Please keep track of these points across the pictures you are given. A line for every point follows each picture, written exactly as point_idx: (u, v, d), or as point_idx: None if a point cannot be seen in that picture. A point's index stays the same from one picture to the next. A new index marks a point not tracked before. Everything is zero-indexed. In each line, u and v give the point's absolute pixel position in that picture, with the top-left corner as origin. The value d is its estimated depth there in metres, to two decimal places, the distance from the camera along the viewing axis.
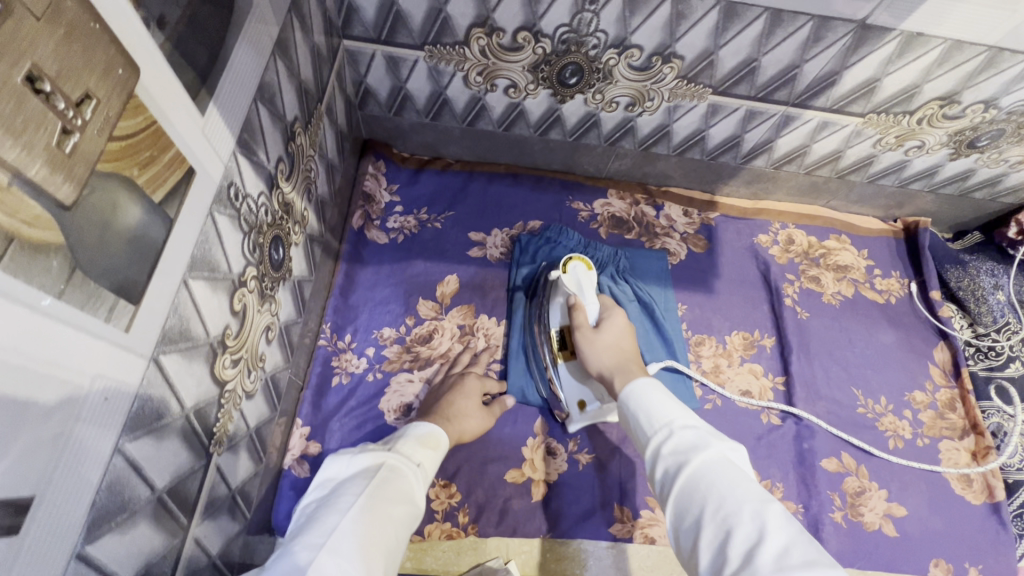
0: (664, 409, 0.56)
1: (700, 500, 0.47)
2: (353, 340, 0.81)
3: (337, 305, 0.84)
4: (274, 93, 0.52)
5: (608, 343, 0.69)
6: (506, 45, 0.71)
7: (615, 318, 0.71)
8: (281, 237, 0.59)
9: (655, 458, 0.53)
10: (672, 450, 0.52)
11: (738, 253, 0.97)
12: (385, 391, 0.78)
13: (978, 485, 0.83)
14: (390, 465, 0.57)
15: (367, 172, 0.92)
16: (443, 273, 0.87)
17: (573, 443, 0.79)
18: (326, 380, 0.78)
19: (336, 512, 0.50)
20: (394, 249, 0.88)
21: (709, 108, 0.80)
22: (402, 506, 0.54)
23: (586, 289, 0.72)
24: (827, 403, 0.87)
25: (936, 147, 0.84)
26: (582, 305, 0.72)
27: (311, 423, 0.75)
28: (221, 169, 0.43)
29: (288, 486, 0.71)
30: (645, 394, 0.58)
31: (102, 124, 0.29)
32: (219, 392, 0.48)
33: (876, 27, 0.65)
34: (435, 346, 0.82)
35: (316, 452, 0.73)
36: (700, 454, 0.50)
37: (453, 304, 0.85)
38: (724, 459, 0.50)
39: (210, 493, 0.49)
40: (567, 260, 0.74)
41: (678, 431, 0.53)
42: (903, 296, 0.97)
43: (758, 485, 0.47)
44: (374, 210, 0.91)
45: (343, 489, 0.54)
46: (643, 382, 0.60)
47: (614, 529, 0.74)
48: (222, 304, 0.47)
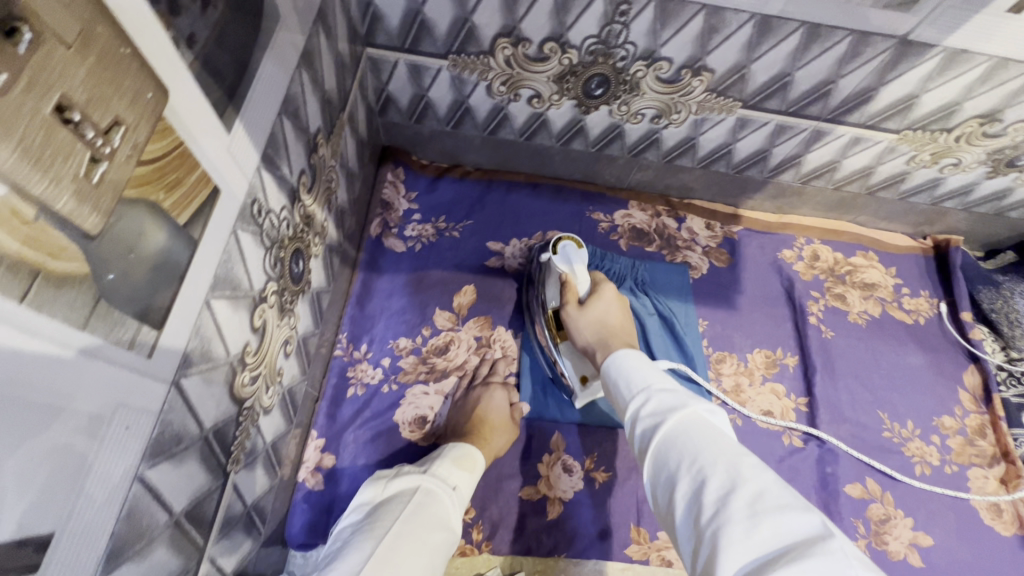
0: (643, 375, 0.55)
1: (674, 456, 0.46)
2: (369, 350, 0.81)
3: (353, 314, 0.83)
4: (298, 106, 0.52)
5: (595, 319, 0.69)
6: (532, 56, 0.70)
7: (604, 295, 0.70)
8: (301, 250, 0.58)
9: (633, 420, 0.52)
10: (648, 411, 0.51)
11: (762, 268, 0.95)
12: (400, 402, 0.77)
13: (1008, 515, 0.80)
14: (426, 489, 0.58)
15: (385, 179, 0.91)
16: (460, 283, 0.86)
17: (589, 461, 0.77)
18: (341, 391, 0.78)
19: (371, 540, 0.52)
20: (412, 258, 0.87)
21: (738, 121, 0.78)
22: (438, 533, 0.55)
23: (578, 267, 0.73)
24: (851, 426, 0.85)
25: (973, 165, 0.81)
26: (572, 283, 0.73)
27: (326, 435, 0.75)
28: (245, 186, 0.43)
29: (302, 498, 0.70)
30: (626, 364, 0.57)
31: (131, 150, 0.28)
32: (238, 410, 0.47)
33: (918, 43, 0.62)
34: (451, 358, 0.81)
35: (330, 464, 0.73)
36: (675, 411, 0.49)
37: (470, 315, 0.84)
38: (701, 416, 0.48)
39: (227, 512, 0.48)
40: (559, 240, 0.76)
41: (656, 392, 0.52)
42: (932, 317, 0.94)
43: (734, 438, 0.46)
44: (392, 218, 0.90)
45: (380, 513, 0.56)
46: (625, 354, 0.59)
47: (630, 551, 0.73)
48: (243, 321, 0.46)
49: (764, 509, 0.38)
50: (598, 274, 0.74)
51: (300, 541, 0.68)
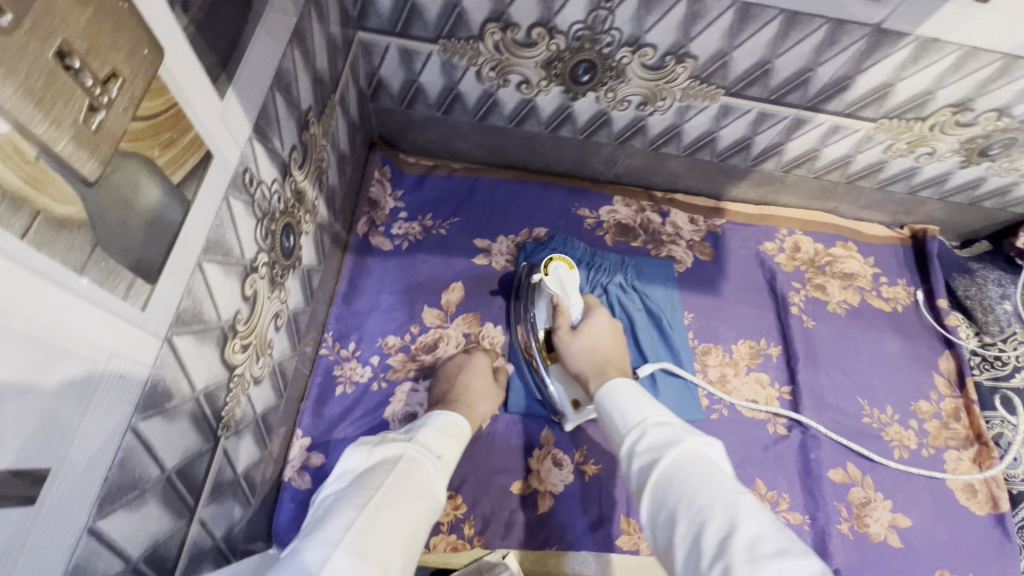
0: (638, 409, 0.57)
1: (672, 495, 0.47)
2: (358, 348, 0.81)
3: (340, 312, 0.83)
4: (290, 81, 0.53)
5: (589, 342, 0.74)
6: (520, 41, 0.72)
7: (596, 318, 0.76)
8: (292, 225, 0.59)
9: (630, 455, 0.54)
10: (646, 446, 0.53)
11: (745, 260, 0.97)
12: (389, 400, 0.77)
13: (982, 495, 0.83)
14: (409, 457, 0.60)
15: (373, 177, 0.92)
16: (448, 280, 0.88)
17: (579, 454, 0.79)
18: (327, 390, 0.77)
19: (353, 507, 0.52)
20: (399, 256, 0.88)
21: (721, 109, 0.80)
22: (421, 500, 0.56)
23: (569, 291, 0.78)
24: (833, 412, 0.87)
25: (947, 154, 0.84)
26: (565, 307, 0.77)
27: (312, 434, 0.73)
28: (237, 155, 0.44)
29: (289, 497, 0.69)
30: (622, 396, 0.60)
31: (128, 102, 0.29)
32: (229, 375, 0.49)
33: (891, 32, 0.65)
34: (440, 355, 0.82)
35: (318, 463, 0.71)
36: (671, 446, 0.51)
37: (458, 312, 0.86)
38: (697, 452, 0.50)
39: (217, 477, 0.49)
40: (551, 261, 0.78)
41: (651, 427, 0.54)
42: (909, 304, 0.97)
43: (730, 476, 0.48)
44: (378, 216, 0.90)
45: (363, 480, 0.56)
46: (619, 384, 0.62)
47: (620, 541, 0.74)
48: (234, 288, 0.47)
49: (762, 549, 0.40)
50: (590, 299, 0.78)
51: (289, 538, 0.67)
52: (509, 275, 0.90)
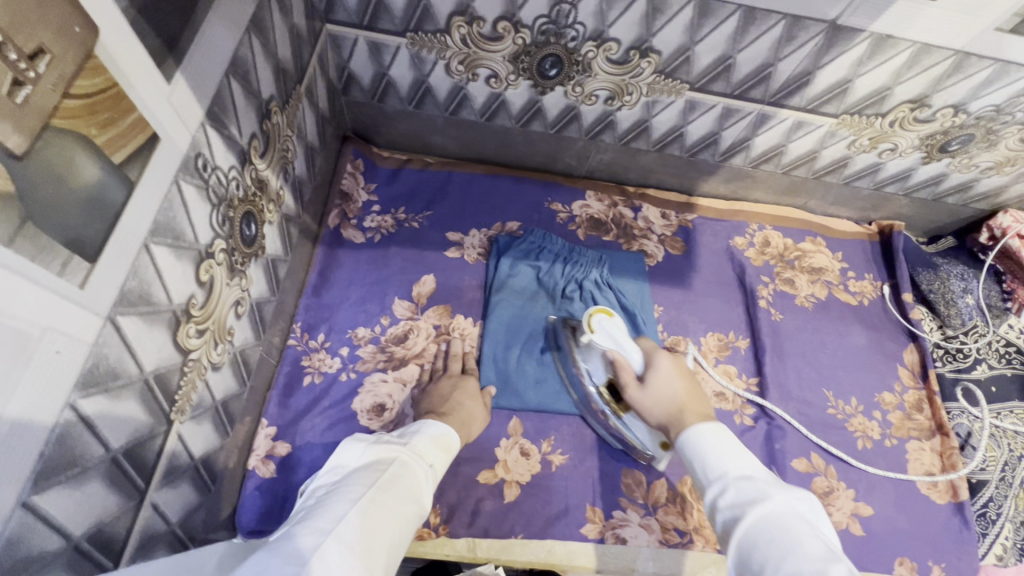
0: (720, 459, 0.56)
1: (756, 553, 0.46)
2: (327, 340, 0.81)
3: (309, 303, 0.83)
4: (248, 69, 0.53)
5: (659, 397, 0.69)
6: (487, 35, 0.73)
7: (660, 366, 0.71)
8: (253, 214, 0.60)
9: (713, 508, 0.53)
10: (729, 501, 0.51)
11: (715, 254, 0.99)
12: (358, 390, 0.78)
13: (943, 484, 0.84)
14: (403, 460, 0.59)
15: (345, 169, 0.92)
16: (420, 273, 0.88)
17: (546, 444, 0.80)
18: (295, 380, 0.77)
19: (346, 501, 0.51)
20: (371, 248, 0.89)
21: (687, 104, 0.81)
22: (410, 504, 0.55)
23: (621, 342, 0.72)
24: (798, 403, 0.88)
25: (908, 150, 0.86)
26: (625, 361, 0.72)
27: (278, 423, 0.73)
28: (188, 139, 0.44)
29: (253, 486, 0.69)
30: (704, 442, 0.58)
31: (56, 79, 0.30)
32: (183, 360, 0.49)
33: (846, 28, 0.66)
34: (410, 346, 0.83)
35: (284, 452, 0.72)
36: (756, 504, 0.49)
37: (430, 304, 0.86)
38: (786, 512, 0.48)
39: (171, 461, 0.49)
40: (591, 318, 0.73)
41: (734, 483, 0.52)
42: (875, 298, 0.98)
43: (821, 540, 0.45)
44: (350, 209, 0.91)
45: (357, 477, 0.55)
46: (700, 430, 0.60)
47: (586, 530, 0.75)
48: (186, 273, 0.47)
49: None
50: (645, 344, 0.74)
51: (252, 528, 0.67)
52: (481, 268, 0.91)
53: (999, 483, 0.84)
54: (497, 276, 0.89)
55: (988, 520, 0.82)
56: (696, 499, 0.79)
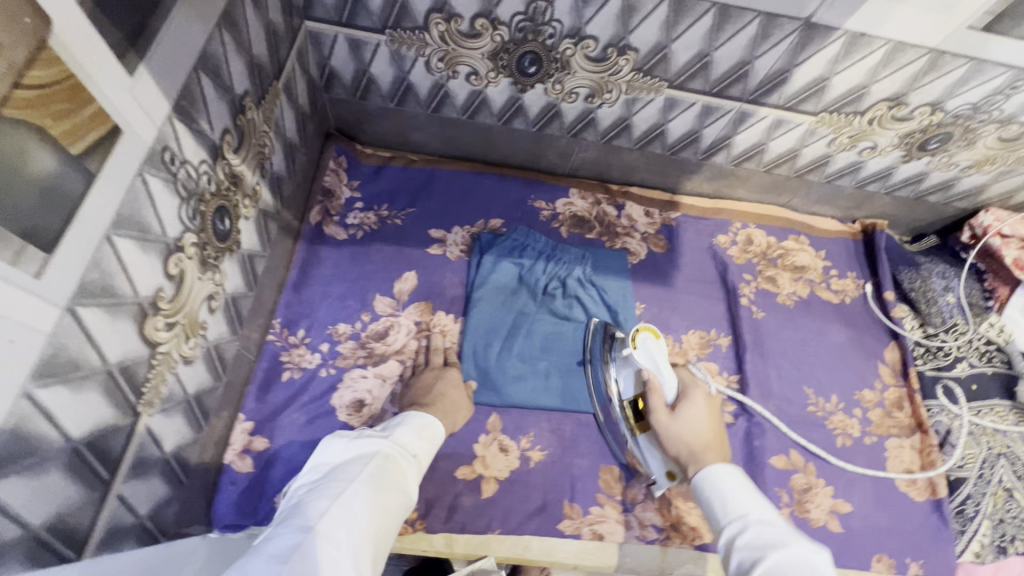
0: (742, 503, 0.59)
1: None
2: (307, 335, 0.81)
3: (289, 299, 0.83)
4: (219, 64, 0.53)
5: (683, 428, 0.72)
6: (465, 32, 0.73)
7: (693, 399, 0.74)
8: (227, 208, 0.60)
9: (729, 546, 0.56)
10: (747, 540, 0.54)
11: (698, 252, 0.99)
12: (337, 386, 0.78)
13: (922, 482, 0.84)
14: (385, 453, 0.59)
15: (328, 166, 0.93)
16: (402, 270, 0.88)
17: (525, 440, 0.80)
18: (273, 375, 0.77)
19: (326, 497, 0.52)
20: (353, 245, 0.89)
21: (667, 102, 0.81)
22: (395, 495, 0.56)
23: (661, 366, 0.76)
24: (778, 401, 0.88)
25: (888, 149, 0.86)
26: (659, 384, 0.76)
27: (255, 418, 0.74)
28: (153, 132, 0.44)
29: (229, 480, 0.69)
30: (727, 485, 0.61)
31: (6, 68, 0.30)
32: (150, 352, 0.49)
33: (821, 25, 0.67)
34: (390, 342, 0.83)
35: (261, 447, 0.72)
36: (772, 547, 0.51)
37: (411, 301, 0.87)
38: (801, 558, 0.50)
39: (139, 453, 0.50)
40: (637, 335, 0.78)
41: (754, 525, 0.55)
42: (857, 297, 0.99)
43: None
44: (333, 206, 0.91)
45: (338, 472, 0.56)
46: (724, 470, 0.63)
47: (563, 526, 0.76)
48: (153, 265, 0.48)
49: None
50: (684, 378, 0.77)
51: (227, 522, 0.67)
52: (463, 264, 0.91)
53: (977, 480, 0.84)
54: (478, 274, 0.89)
55: (966, 517, 0.82)
56: (675, 495, 0.79)
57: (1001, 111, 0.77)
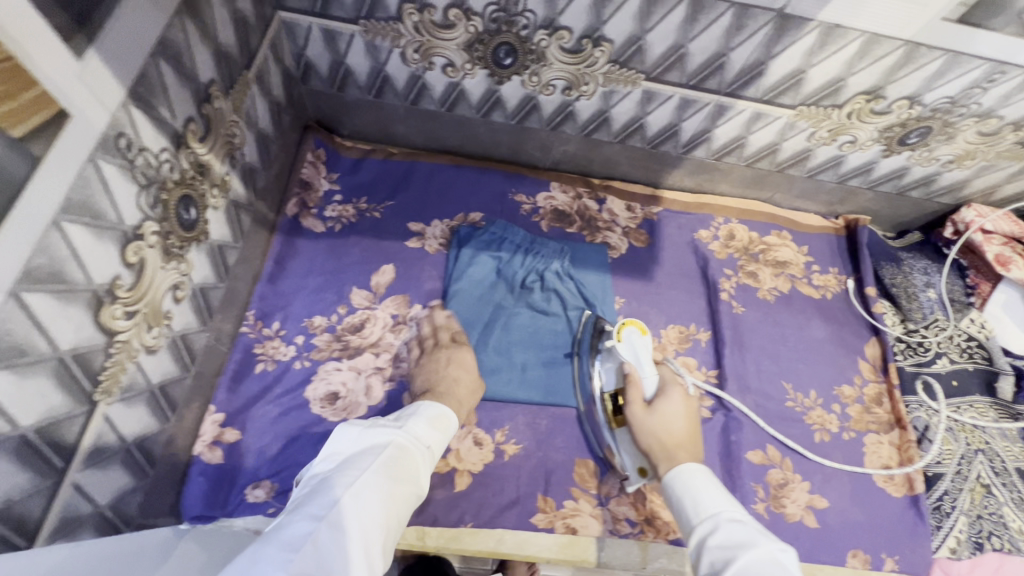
0: (713, 502, 0.59)
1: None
2: (282, 328, 0.81)
3: (264, 291, 0.83)
4: (181, 52, 0.53)
5: (657, 422, 0.71)
6: (439, 22, 0.73)
7: (671, 396, 0.74)
8: (193, 197, 0.59)
9: (700, 545, 0.56)
10: (719, 540, 0.55)
11: (679, 247, 0.99)
12: (311, 378, 0.77)
13: (899, 477, 0.84)
14: (399, 443, 0.59)
15: (306, 158, 0.92)
16: (380, 263, 0.88)
17: (500, 434, 0.80)
18: (246, 367, 0.77)
19: (339, 485, 0.52)
20: (331, 237, 0.89)
21: (644, 94, 0.81)
22: (406, 486, 0.57)
23: (641, 360, 0.77)
24: (756, 396, 0.88)
25: (868, 143, 0.86)
26: (638, 378, 0.76)
27: (226, 410, 0.73)
28: (106, 118, 0.44)
29: (198, 471, 0.69)
30: (699, 484, 0.62)
31: None
32: (108, 341, 0.49)
33: (795, 16, 0.66)
34: (366, 335, 0.82)
35: (232, 439, 0.71)
36: (743, 548, 0.52)
37: (388, 294, 0.86)
38: (771, 558, 0.51)
39: (96, 441, 0.50)
40: (623, 327, 0.80)
41: (725, 524, 0.56)
42: (839, 292, 0.99)
43: None
44: (311, 198, 0.91)
45: (351, 461, 0.56)
46: (694, 469, 0.64)
47: (535, 520, 0.75)
48: (110, 253, 0.47)
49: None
50: (665, 375, 0.77)
51: (196, 513, 0.67)
52: (441, 257, 0.91)
53: (955, 476, 0.84)
54: (455, 267, 0.88)
55: (943, 513, 0.82)
56: (651, 491, 0.79)
57: (979, 105, 0.77)
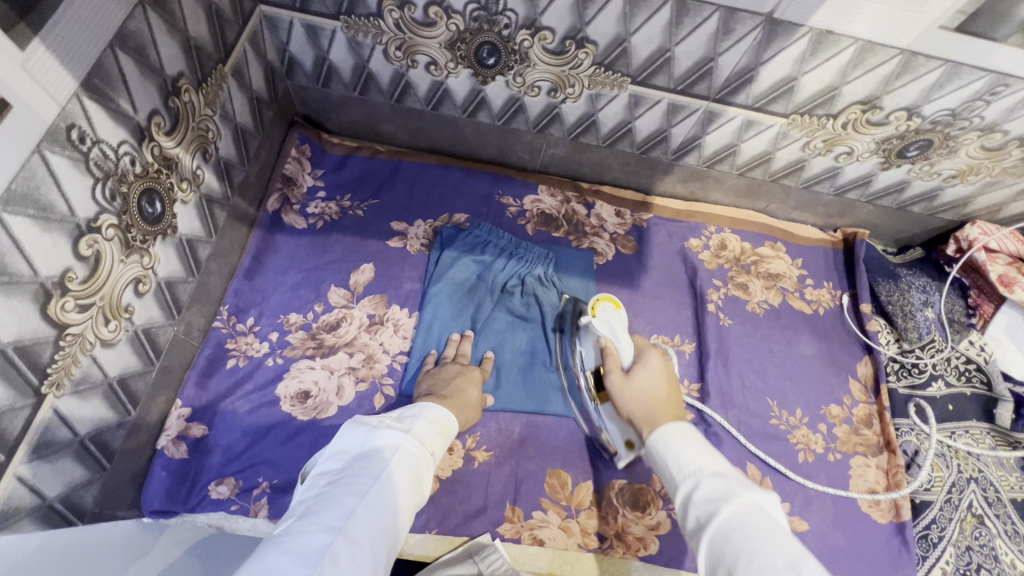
0: (693, 454, 0.51)
1: (731, 549, 0.43)
2: (256, 324, 0.80)
3: (240, 286, 0.82)
4: (144, 43, 0.52)
5: (638, 390, 0.64)
6: (420, 20, 0.72)
7: (648, 361, 0.67)
8: (158, 191, 0.59)
9: (684, 507, 0.49)
10: (702, 496, 0.48)
11: (667, 255, 0.96)
12: (283, 376, 0.76)
13: (885, 503, 0.79)
14: (408, 449, 0.57)
15: (289, 154, 0.92)
16: (359, 262, 0.87)
17: (471, 440, 0.78)
18: (217, 361, 0.76)
19: (352, 494, 0.50)
20: (312, 234, 0.88)
21: (632, 98, 0.79)
22: (413, 495, 0.55)
23: (618, 332, 0.72)
24: (739, 412, 0.85)
25: (866, 154, 0.83)
26: (614, 350, 0.71)
27: (193, 405, 0.73)
28: (56, 110, 0.44)
29: (160, 466, 0.68)
30: (676, 439, 0.53)
31: None
32: (58, 334, 0.49)
33: (784, 21, 0.64)
34: (341, 334, 0.81)
35: (198, 434, 0.71)
36: (729, 500, 0.46)
37: (366, 293, 0.85)
38: (758, 506, 0.45)
39: (43, 435, 0.50)
40: (596, 304, 0.76)
41: (708, 478, 0.49)
42: (832, 307, 0.96)
43: (795, 537, 0.43)
44: (293, 194, 0.90)
45: (362, 466, 0.53)
46: (673, 428, 0.55)
47: (502, 529, 0.73)
48: (59, 246, 0.47)
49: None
50: (642, 342, 0.70)
51: (156, 507, 0.67)
52: (422, 258, 0.89)
53: (944, 504, 0.80)
54: (433, 269, 0.87)
55: (930, 542, 0.77)
56: (621, 504, 0.76)
57: (982, 119, 0.73)
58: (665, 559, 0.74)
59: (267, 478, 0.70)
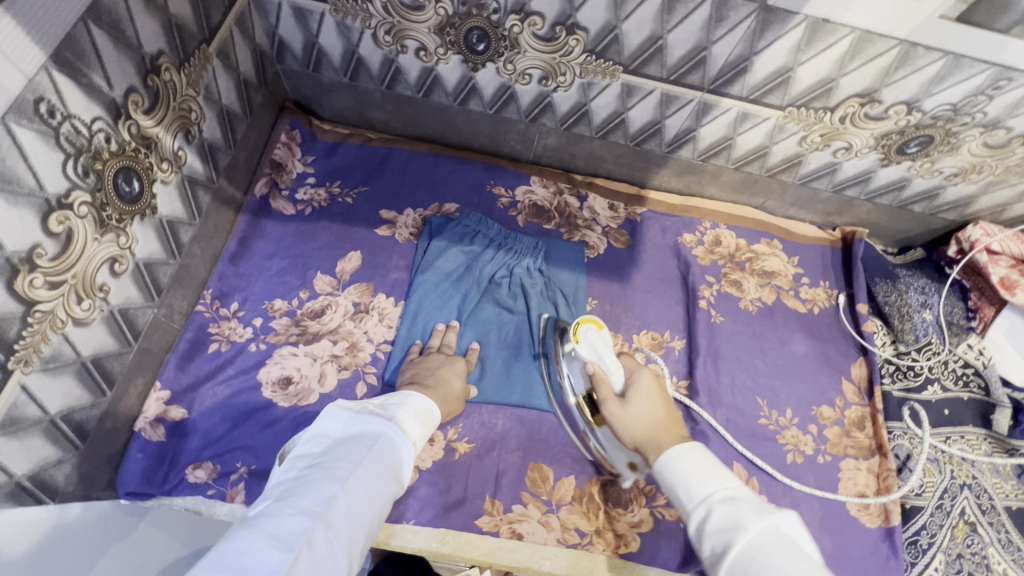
0: (703, 480, 0.50)
1: None
2: (240, 309, 0.80)
3: (225, 271, 0.82)
4: (119, 18, 0.52)
5: (637, 413, 0.62)
6: (408, 4, 0.71)
7: (639, 382, 0.65)
8: (136, 171, 0.59)
9: (698, 535, 0.48)
10: (714, 526, 0.46)
11: (660, 250, 0.95)
12: (265, 361, 0.76)
13: (874, 507, 0.78)
14: (390, 437, 0.56)
15: (279, 139, 0.91)
16: (347, 249, 0.86)
17: (453, 431, 0.77)
18: (198, 345, 0.76)
19: (332, 479, 0.49)
20: (300, 221, 0.87)
21: (624, 88, 0.77)
22: (392, 484, 0.54)
23: (604, 356, 0.69)
24: (728, 410, 0.83)
25: (864, 150, 0.81)
26: (603, 374, 0.68)
27: (172, 388, 0.72)
28: (22, 82, 0.43)
29: (137, 448, 0.68)
30: (683, 461, 0.52)
31: None
32: (25, 311, 0.48)
33: (778, 9, 0.62)
34: (325, 321, 0.80)
35: (177, 417, 0.71)
36: (744, 529, 0.44)
37: (352, 281, 0.84)
38: (775, 532, 0.43)
39: (9, 412, 0.49)
40: (579, 328, 0.73)
41: (719, 505, 0.47)
42: (828, 307, 0.94)
43: (816, 565, 0.41)
44: (282, 179, 0.89)
45: (342, 451, 0.52)
46: (678, 449, 0.53)
47: (481, 522, 0.72)
48: (27, 221, 0.47)
49: None
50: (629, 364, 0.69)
51: (131, 489, 0.66)
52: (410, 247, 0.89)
53: (935, 510, 0.78)
54: (421, 258, 0.86)
55: (919, 549, 0.76)
56: (604, 500, 0.75)
57: (984, 114, 0.71)
58: (645, 557, 0.72)
59: (245, 463, 0.69)
